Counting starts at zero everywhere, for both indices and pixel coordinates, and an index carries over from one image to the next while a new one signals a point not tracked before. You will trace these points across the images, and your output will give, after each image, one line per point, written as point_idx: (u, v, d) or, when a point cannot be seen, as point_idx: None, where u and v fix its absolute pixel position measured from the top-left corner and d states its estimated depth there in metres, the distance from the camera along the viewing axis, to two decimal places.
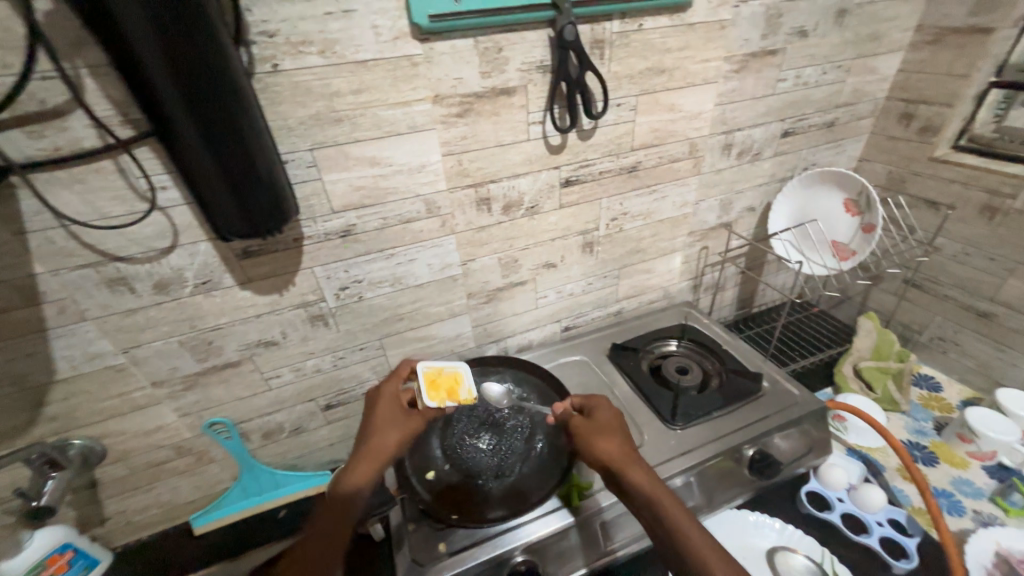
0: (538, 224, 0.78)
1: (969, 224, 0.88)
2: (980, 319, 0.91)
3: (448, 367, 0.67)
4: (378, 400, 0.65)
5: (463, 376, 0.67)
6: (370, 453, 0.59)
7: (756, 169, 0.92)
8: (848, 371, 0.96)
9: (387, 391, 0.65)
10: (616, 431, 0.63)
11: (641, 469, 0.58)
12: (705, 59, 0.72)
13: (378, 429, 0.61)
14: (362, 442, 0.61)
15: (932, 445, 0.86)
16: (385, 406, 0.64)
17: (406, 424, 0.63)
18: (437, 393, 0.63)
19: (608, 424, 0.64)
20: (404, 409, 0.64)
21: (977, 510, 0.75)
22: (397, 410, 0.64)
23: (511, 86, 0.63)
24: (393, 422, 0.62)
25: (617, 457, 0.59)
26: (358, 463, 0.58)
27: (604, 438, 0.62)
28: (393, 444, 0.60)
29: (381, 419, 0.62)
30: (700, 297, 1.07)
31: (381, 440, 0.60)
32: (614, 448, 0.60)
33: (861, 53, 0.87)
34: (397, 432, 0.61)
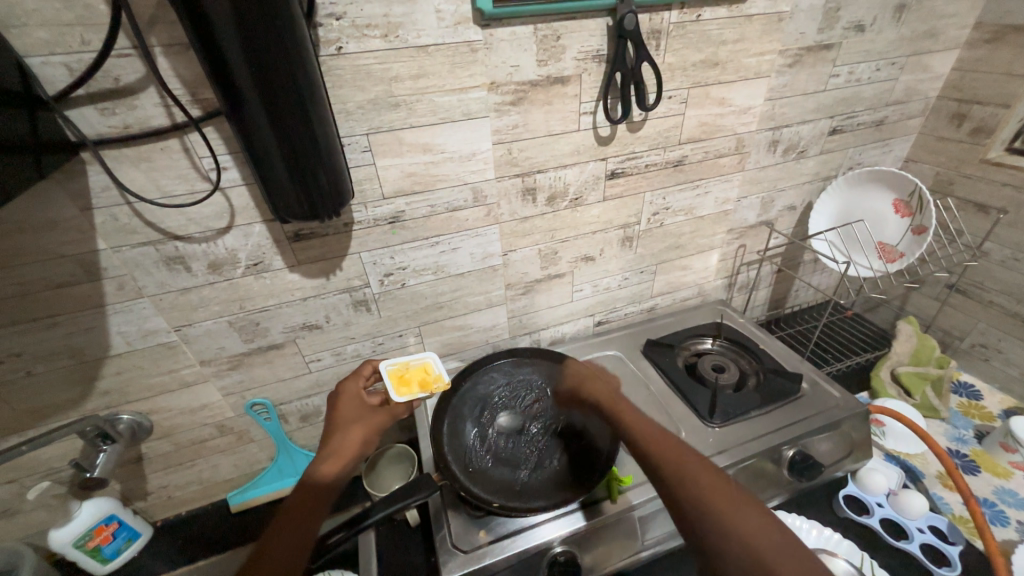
0: (581, 216, 0.77)
1: (1021, 230, 0.86)
2: None
3: (415, 361, 0.71)
4: (341, 398, 0.65)
5: (431, 365, 0.71)
6: (338, 449, 0.60)
7: (800, 167, 0.90)
8: (885, 376, 0.95)
9: (348, 390, 0.65)
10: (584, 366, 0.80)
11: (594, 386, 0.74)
12: (760, 53, 0.71)
13: (343, 427, 0.62)
14: (324, 443, 0.61)
15: (973, 453, 0.84)
16: (348, 405, 0.65)
17: (372, 420, 0.64)
18: (407, 387, 0.67)
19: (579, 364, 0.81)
20: (367, 406, 0.65)
21: (1021, 521, 0.73)
22: (362, 407, 0.65)
23: (566, 75, 0.62)
24: (358, 419, 0.64)
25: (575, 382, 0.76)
26: (326, 457, 0.59)
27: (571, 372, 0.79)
28: (361, 441, 0.62)
29: (345, 415, 0.64)
30: (733, 296, 1.06)
31: (348, 436, 0.61)
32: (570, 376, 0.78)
33: (916, 50, 0.84)
34: (362, 427, 0.63)
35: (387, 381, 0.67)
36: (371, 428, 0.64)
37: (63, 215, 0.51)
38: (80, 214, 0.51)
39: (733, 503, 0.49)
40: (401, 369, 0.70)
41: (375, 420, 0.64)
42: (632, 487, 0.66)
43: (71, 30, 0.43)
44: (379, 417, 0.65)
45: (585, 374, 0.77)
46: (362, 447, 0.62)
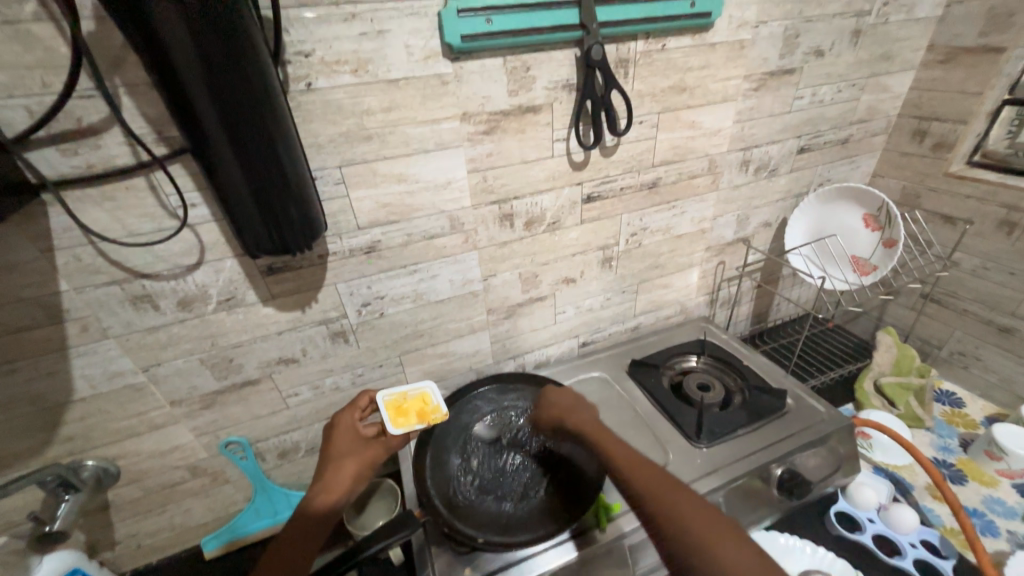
0: (559, 240, 0.78)
1: (988, 240, 0.88)
2: (1002, 335, 0.90)
3: (413, 390, 0.69)
4: (336, 431, 0.63)
5: (429, 395, 0.69)
6: (331, 485, 0.57)
7: (772, 185, 0.92)
8: (869, 387, 0.95)
9: (342, 422, 0.64)
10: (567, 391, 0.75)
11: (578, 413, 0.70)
12: (725, 78, 0.73)
13: (335, 462, 0.59)
14: (316, 478, 0.58)
15: (959, 463, 0.84)
16: (342, 437, 0.63)
17: (365, 453, 0.62)
18: (404, 417, 0.65)
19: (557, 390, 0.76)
20: (362, 439, 0.63)
21: (1011, 531, 0.73)
22: (356, 439, 0.62)
23: (538, 104, 0.63)
24: (351, 453, 0.61)
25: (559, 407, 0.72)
26: (317, 494, 0.56)
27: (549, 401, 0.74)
28: (353, 476, 0.59)
29: (338, 448, 0.61)
30: (716, 312, 1.07)
31: (338, 471, 0.59)
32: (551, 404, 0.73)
33: (874, 72, 0.88)
34: (355, 461, 0.60)
35: (383, 412, 0.65)
36: (365, 461, 0.61)
37: (23, 257, 0.49)
38: (41, 256, 0.50)
39: (732, 545, 0.47)
40: (398, 400, 0.68)
41: (369, 453, 0.62)
42: (622, 513, 0.64)
43: (31, 73, 0.42)
44: (372, 449, 0.62)
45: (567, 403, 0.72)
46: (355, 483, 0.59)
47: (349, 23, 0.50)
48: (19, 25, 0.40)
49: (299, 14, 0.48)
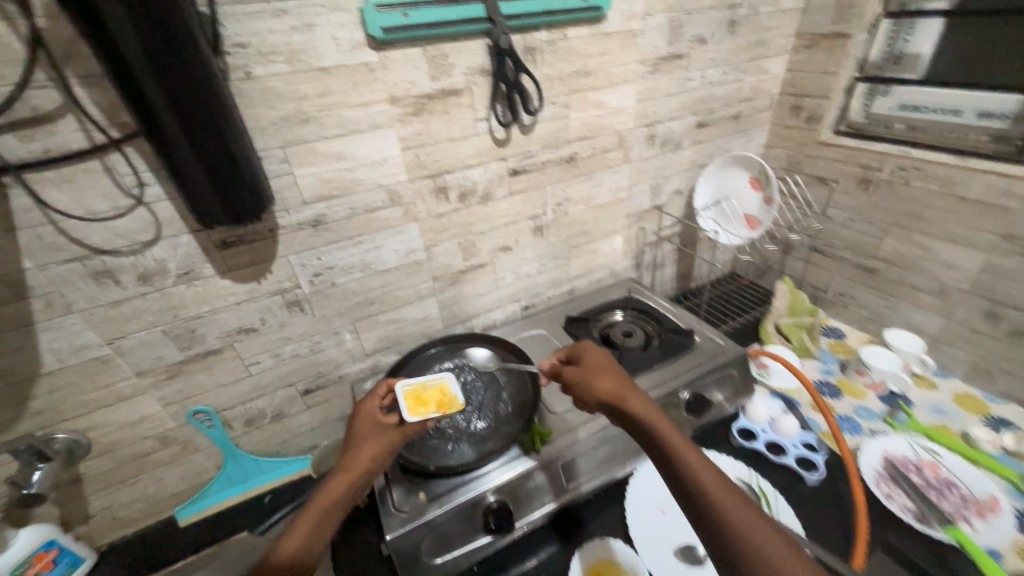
0: (492, 210, 0.88)
1: (851, 195, 1.06)
2: (869, 274, 1.08)
3: (432, 381, 0.72)
4: (358, 418, 0.68)
5: (447, 386, 0.72)
6: (349, 465, 0.62)
7: (678, 156, 1.06)
8: (770, 328, 1.11)
9: (365, 408, 0.69)
10: (607, 370, 0.68)
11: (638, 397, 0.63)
12: (623, 63, 0.86)
13: (356, 444, 0.65)
14: (340, 458, 0.64)
15: (838, 381, 1.01)
16: (364, 421, 0.67)
17: (385, 435, 0.66)
18: (424, 407, 0.68)
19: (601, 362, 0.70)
20: (383, 424, 0.67)
21: (872, 428, 0.89)
22: (377, 424, 0.67)
23: (458, 88, 0.73)
24: (372, 435, 0.66)
25: (615, 391, 0.64)
26: (335, 476, 0.61)
27: (605, 373, 0.68)
28: (370, 458, 0.63)
29: (359, 433, 0.66)
30: (642, 273, 1.21)
31: (358, 453, 0.64)
32: (609, 384, 0.65)
33: (753, 56, 1.03)
34: (375, 442, 0.65)
35: (403, 402, 0.68)
36: (386, 443, 0.65)
37: None
38: (3, 235, 0.55)
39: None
40: (416, 390, 0.70)
41: (389, 435, 0.65)
42: (551, 438, 0.75)
43: None
44: (392, 433, 0.66)
45: (619, 386, 0.65)
46: (371, 464, 0.63)
47: (280, 19, 0.57)
48: None
49: (235, 11, 0.55)
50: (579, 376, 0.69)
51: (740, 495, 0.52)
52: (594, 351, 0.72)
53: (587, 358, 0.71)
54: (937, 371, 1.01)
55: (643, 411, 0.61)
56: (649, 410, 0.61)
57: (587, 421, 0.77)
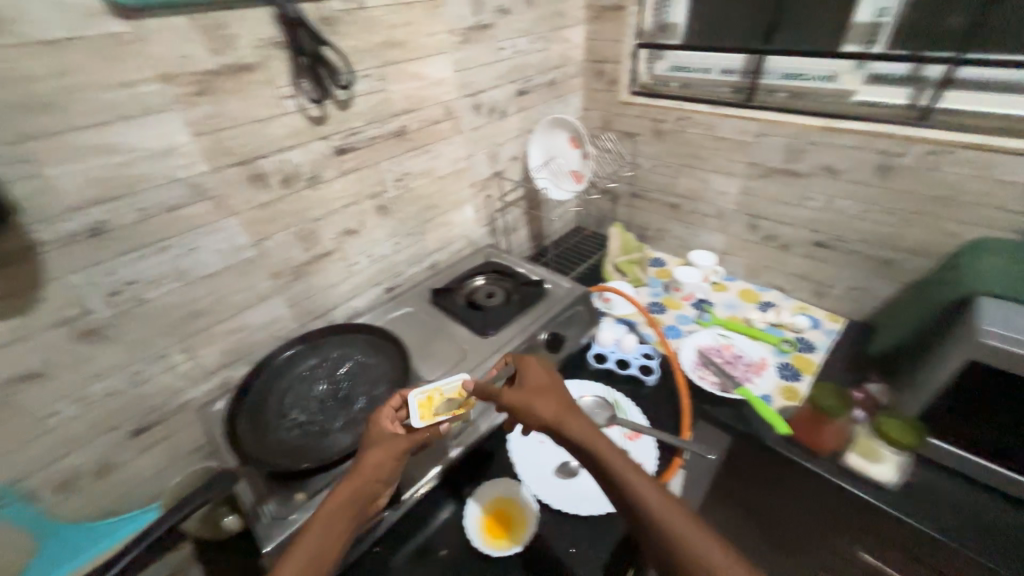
0: (325, 193, 0.83)
1: (650, 145, 1.27)
2: (673, 209, 1.32)
3: (448, 385, 0.73)
4: (372, 423, 0.67)
5: (461, 390, 0.72)
6: (355, 470, 0.61)
7: (506, 124, 1.13)
8: (610, 268, 1.29)
9: (381, 412, 0.68)
10: (548, 393, 0.69)
11: (577, 418, 0.65)
12: (432, 33, 0.87)
13: (366, 449, 0.63)
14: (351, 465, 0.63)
15: (663, 300, 1.22)
16: (377, 425, 0.66)
17: (392, 444, 0.63)
18: (434, 412, 0.68)
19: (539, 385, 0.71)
20: (394, 432, 0.65)
21: (689, 330, 1.11)
22: (387, 429, 0.65)
23: (249, 62, 0.66)
24: (381, 440, 0.64)
25: (554, 416, 0.65)
26: (343, 482, 0.60)
27: (541, 397, 0.68)
28: (376, 463, 0.61)
29: (369, 438, 0.65)
30: (499, 239, 1.28)
31: (368, 457, 0.62)
32: (549, 409, 0.66)
33: (553, 27, 1.14)
34: (381, 450, 0.62)
35: (414, 408, 0.68)
36: (393, 452, 0.62)
37: None
38: None
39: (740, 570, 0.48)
40: (431, 396, 0.71)
41: (395, 443, 0.63)
42: None
43: None
44: (400, 441, 0.64)
45: (558, 411, 0.66)
46: (377, 469, 0.61)
47: None
48: None
49: None
50: (517, 401, 0.69)
51: (677, 503, 0.54)
52: (533, 376, 0.72)
53: (526, 384, 0.71)
54: (727, 276, 1.30)
55: (580, 434, 0.62)
56: (587, 430, 0.63)
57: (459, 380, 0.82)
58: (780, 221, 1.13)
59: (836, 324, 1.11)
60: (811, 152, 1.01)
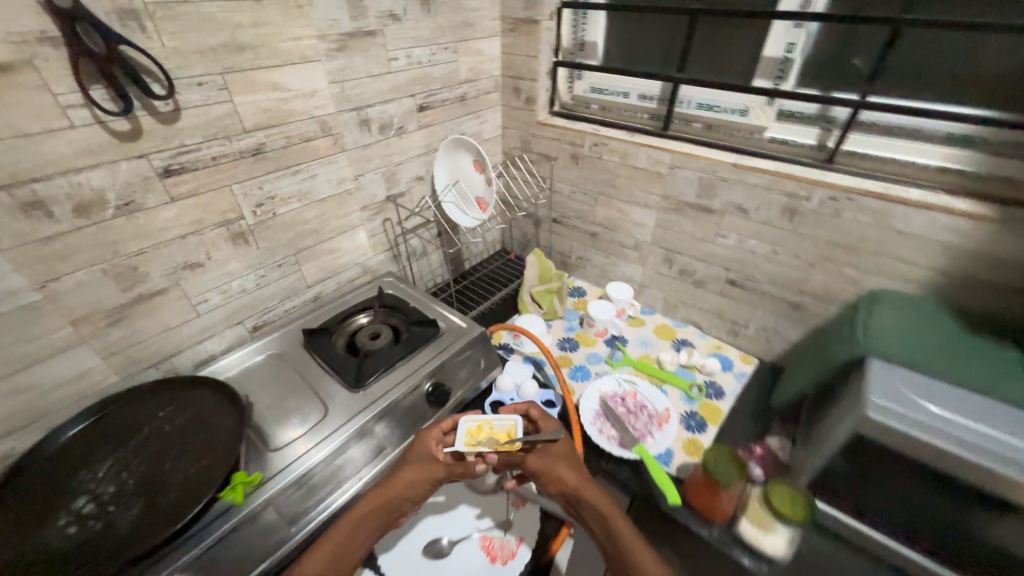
0: (148, 222, 0.68)
1: (569, 170, 1.19)
2: (594, 238, 1.25)
3: (502, 420, 0.73)
4: (414, 443, 0.70)
5: (513, 428, 0.72)
6: (387, 482, 0.63)
7: (406, 142, 1.02)
8: (527, 298, 1.20)
9: (422, 435, 0.70)
10: (571, 458, 0.66)
11: (596, 490, 0.62)
12: (293, 38, 0.75)
13: (400, 465, 0.66)
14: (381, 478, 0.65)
15: (576, 335, 1.14)
16: (416, 446, 0.69)
17: (426, 466, 0.65)
18: (478, 442, 0.70)
19: (562, 450, 0.68)
20: (433, 455, 0.67)
21: (597, 372, 1.04)
22: (427, 451, 0.68)
23: (5, 61, 0.51)
24: (415, 461, 0.66)
25: (573, 483, 0.62)
26: (370, 492, 0.62)
27: (560, 462, 0.65)
28: (406, 481, 0.63)
29: (410, 454, 0.67)
30: (403, 265, 1.16)
31: (399, 473, 0.64)
32: (571, 475, 0.63)
33: (461, 37, 1.04)
34: (412, 470, 0.64)
35: (464, 432, 0.71)
36: (425, 474, 0.64)
37: None
38: None
39: None
40: (482, 425, 0.72)
41: (429, 466, 0.65)
42: (262, 484, 0.64)
43: None
44: (433, 465, 0.66)
45: (577, 481, 0.63)
46: (405, 487, 0.63)
47: None
48: None
49: None
50: (540, 461, 0.66)
51: None
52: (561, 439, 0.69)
53: (552, 445, 0.68)
54: (645, 310, 1.24)
55: (600, 509, 0.59)
56: (608, 506, 0.59)
57: (311, 448, 0.69)
58: (695, 257, 1.09)
59: (748, 366, 1.07)
60: (720, 190, 0.96)
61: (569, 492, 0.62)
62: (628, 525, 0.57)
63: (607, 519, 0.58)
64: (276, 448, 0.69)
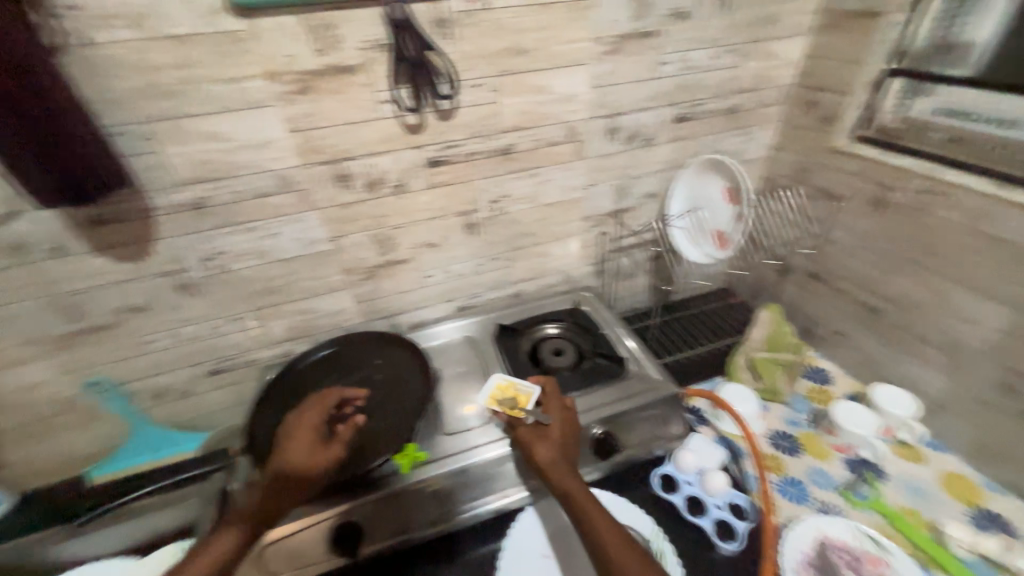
0: (408, 203, 0.79)
1: (860, 217, 0.87)
2: (870, 315, 0.90)
3: (523, 388, 0.76)
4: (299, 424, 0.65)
5: (527, 400, 0.74)
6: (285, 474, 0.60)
7: (650, 155, 0.91)
8: (741, 361, 0.96)
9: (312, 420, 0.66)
10: (552, 436, 0.68)
11: (567, 474, 0.64)
12: (569, 41, 0.72)
13: (284, 450, 0.62)
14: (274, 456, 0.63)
15: (802, 436, 0.85)
16: (300, 434, 0.64)
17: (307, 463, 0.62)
18: (498, 401, 0.75)
19: (552, 428, 0.69)
20: (319, 449, 0.63)
21: (822, 500, 0.75)
22: (312, 445, 0.63)
23: (352, 64, 0.64)
24: (297, 456, 0.62)
25: (550, 463, 0.65)
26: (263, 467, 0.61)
27: (546, 439, 0.68)
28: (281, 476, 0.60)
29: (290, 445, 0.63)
30: (606, 283, 1.07)
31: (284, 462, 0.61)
32: (546, 453, 0.66)
33: (756, 37, 0.85)
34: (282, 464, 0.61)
35: (491, 386, 0.77)
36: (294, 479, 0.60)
37: None
38: None
39: None
40: (505, 388, 0.77)
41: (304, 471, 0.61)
42: (424, 463, 0.69)
43: None
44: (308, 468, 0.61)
45: (551, 458, 0.66)
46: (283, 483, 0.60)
47: None
48: None
49: None
50: (526, 436, 0.68)
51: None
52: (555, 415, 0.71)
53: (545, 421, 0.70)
54: (932, 441, 0.84)
55: (574, 492, 0.62)
56: (578, 491, 0.62)
57: (471, 449, 0.70)
58: None
59: None
60: None
61: (543, 469, 0.65)
62: (599, 512, 0.61)
63: (576, 501, 0.62)
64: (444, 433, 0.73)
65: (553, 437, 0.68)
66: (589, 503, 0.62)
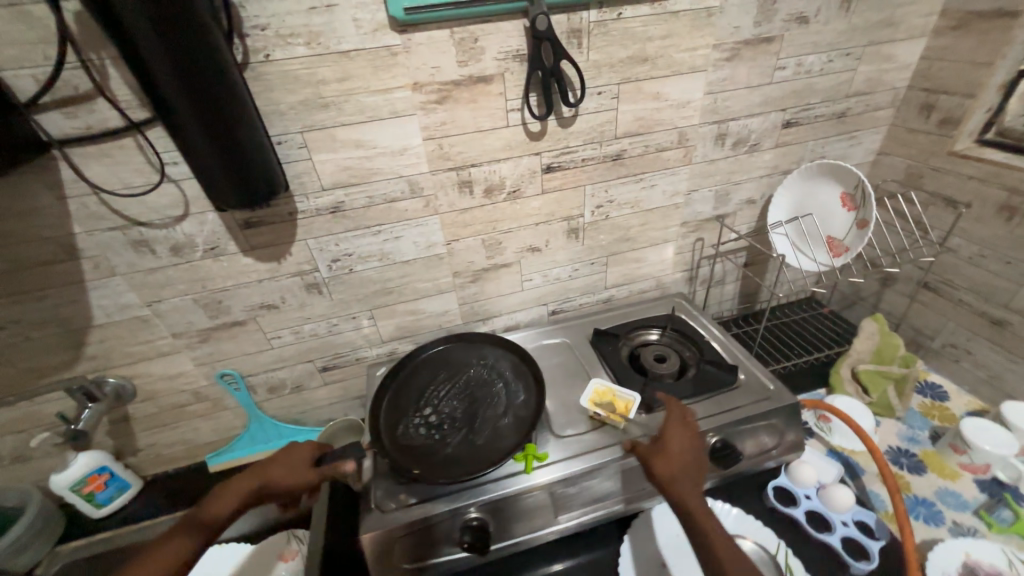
0: (521, 208, 0.81)
1: (986, 225, 0.83)
2: (995, 328, 0.85)
3: (624, 394, 0.77)
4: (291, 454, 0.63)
5: (629, 408, 0.74)
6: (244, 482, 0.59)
7: (755, 160, 0.90)
8: (845, 373, 0.92)
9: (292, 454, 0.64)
10: (674, 452, 0.63)
11: (690, 491, 0.59)
12: (691, 48, 0.73)
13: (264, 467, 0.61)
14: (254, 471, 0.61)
15: (922, 454, 0.82)
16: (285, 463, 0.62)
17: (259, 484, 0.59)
18: (598, 406, 0.75)
19: (674, 445, 0.64)
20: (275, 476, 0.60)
21: (957, 522, 0.71)
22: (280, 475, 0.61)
23: (488, 74, 0.66)
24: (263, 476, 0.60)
25: (669, 475, 0.60)
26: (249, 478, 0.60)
27: (667, 455, 0.63)
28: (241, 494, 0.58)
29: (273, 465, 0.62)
30: (696, 289, 1.06)
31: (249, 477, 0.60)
32: (666, 468, 0.61)
33: (873, 40, 0.83)
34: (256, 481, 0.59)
35: (591, 389, 0.78)
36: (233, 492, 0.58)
37: (42, 202, 0.60)
38: (57, 202, 0.61)
39: None
40: (605, 392, 0.77)
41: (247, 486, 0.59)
42: (546, 464, 0.68)
43: (34, 48, 0.52)
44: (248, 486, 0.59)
45: (675, 474, 0.60)
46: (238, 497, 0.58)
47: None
48: (21, 7, 0.49)
49: None
50: (644, 450, 0.64)
51: None
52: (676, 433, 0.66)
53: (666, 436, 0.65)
54: None
55: (693, 509, 0.57)
56: (697, 507, 0.57)
57: (592, 451, 0.69)
58: None
59: None
60: None
61: (665, 483, 0.60)
62: (720, 536, 0.55)
63: (695, 519, 0.56)
64: (559, 435, 0.73)
65: (672, 454, 0.63)
66: (711, 526, 0.55)
